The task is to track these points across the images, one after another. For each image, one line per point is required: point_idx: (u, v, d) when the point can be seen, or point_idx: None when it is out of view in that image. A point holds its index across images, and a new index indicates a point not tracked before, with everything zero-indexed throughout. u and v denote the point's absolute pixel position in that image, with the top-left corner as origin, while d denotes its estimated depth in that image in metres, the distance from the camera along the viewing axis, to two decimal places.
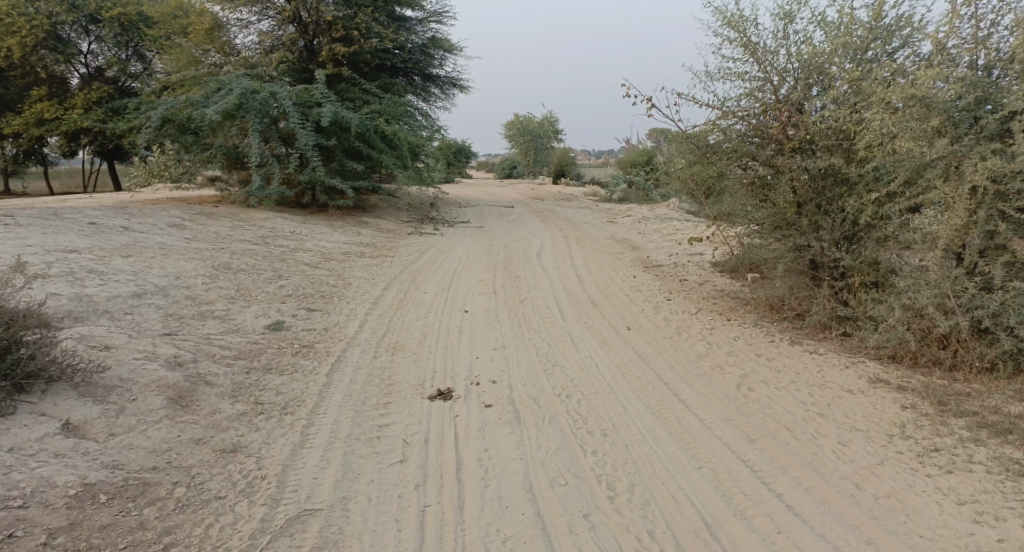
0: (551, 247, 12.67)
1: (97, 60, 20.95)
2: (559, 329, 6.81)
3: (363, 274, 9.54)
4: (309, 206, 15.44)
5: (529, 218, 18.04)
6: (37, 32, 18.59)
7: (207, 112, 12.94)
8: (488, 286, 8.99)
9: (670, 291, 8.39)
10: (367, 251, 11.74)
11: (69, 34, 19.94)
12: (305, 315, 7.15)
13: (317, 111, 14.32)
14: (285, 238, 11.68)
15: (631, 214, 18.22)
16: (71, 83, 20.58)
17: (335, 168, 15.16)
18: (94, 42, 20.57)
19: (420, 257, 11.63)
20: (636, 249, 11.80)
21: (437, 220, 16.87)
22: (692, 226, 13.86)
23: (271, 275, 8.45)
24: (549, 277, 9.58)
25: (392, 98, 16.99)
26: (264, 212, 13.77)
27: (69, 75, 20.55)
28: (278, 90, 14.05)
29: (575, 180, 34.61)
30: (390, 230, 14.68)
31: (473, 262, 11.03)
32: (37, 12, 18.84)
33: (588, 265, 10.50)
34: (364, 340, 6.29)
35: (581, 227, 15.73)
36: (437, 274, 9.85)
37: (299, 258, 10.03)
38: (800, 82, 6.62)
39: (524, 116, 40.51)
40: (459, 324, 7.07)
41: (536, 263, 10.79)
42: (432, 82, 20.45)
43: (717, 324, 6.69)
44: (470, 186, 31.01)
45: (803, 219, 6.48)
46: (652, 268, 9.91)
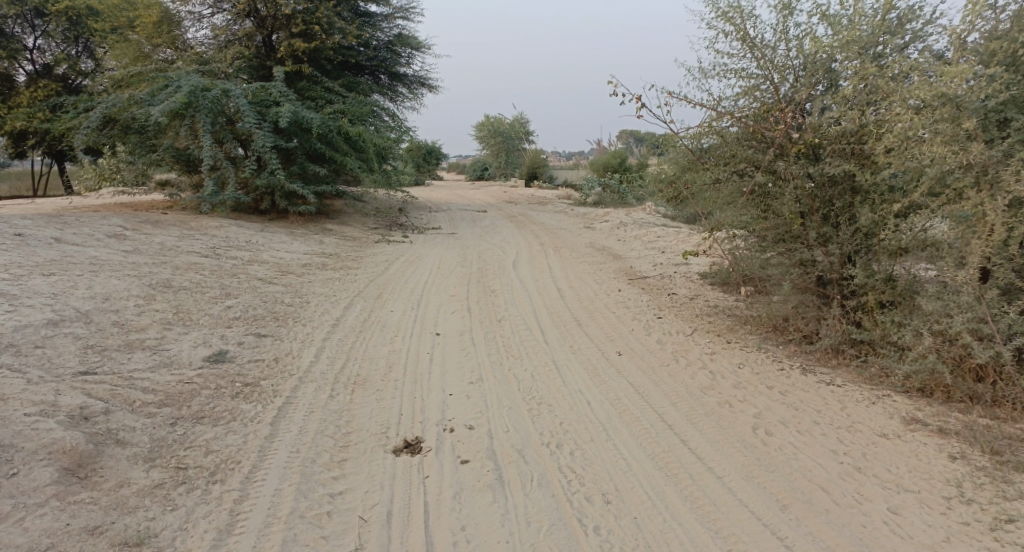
0: (527, 256, 11.91)
1: (44, 56, 19.66)
2: (542, 356, 6.07)
3: (323, 290, 8.69)
4: (267, 212, 14.50)
5: (502, 223, 17.28)
6: None
7: (152, 112, 11.94)
8: (461, 303, 8.22)
9: (660, 308, 7.69)
10: (328, 262, 10.89)
11: (14, 30, 18.75)
12: (252, 341, 6.29)
13: (274, 111, 13.36)
14: (236, 249, 10.78)
15: (608, 219, 17.58)
16: (17, 81, 19.42)
17: (295, 172, 14.21)
18: (42, 38, 19.40)
19: (386, 268, 10.81)
20: (618, 258, 11.10)
21: (405, 226, 16.04)
22: (674, 233, 13.21)
23: (217, 293, 7.58)
24: (526, 291, 8.84)
25: (357, 98, 16.09)
26: (217, 219, 12.84)
27: (16, 73, 19.40)
28: (231, 87, 13.07)
29: (547, 182, 33.98)
30: (354, 238, 13.81)
31: (443, 274, 10.25)
32: None
33: (568, 277, 9.78)
34: (319, 374, 5.47)
35: (557, 233, 15.02)
36: (405, 289, 9.05)
37: (252, 271, 9.15)
38: (802, 79, 5.79)
39: (495, 118, 39.80)
40: (429, 350, 6.31)
41: (512, 275, 10.04)
42: (399, 81, 19.58)
43: (717, 348, 5.98)
44: (439, 189, 30.18)
45: (809, 231, 5.73)
46: (637, 281, 9.21)
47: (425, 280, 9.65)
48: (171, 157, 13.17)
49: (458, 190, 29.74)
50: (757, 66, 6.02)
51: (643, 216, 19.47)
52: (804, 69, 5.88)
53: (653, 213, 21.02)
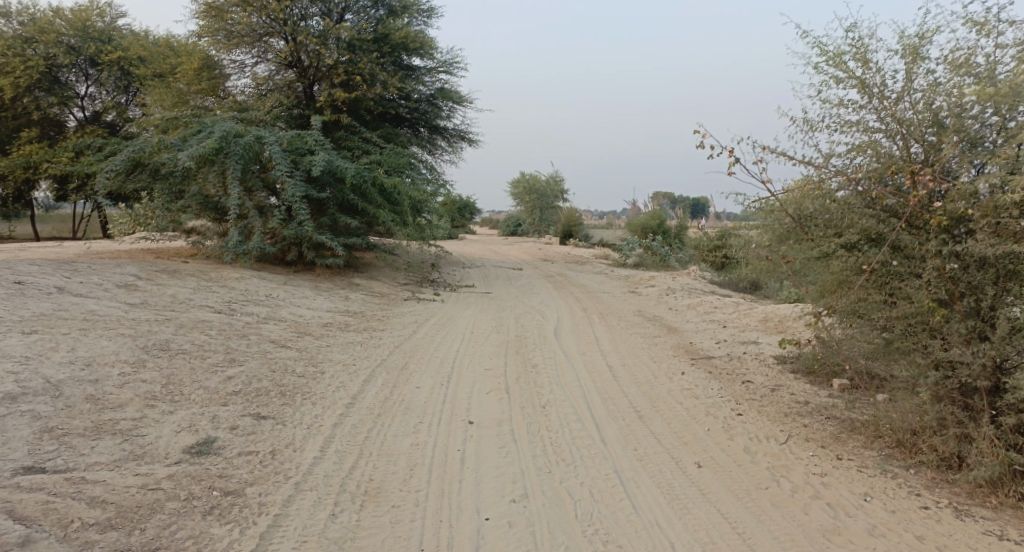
0: (570, 323, 10.82)
1: (94, 103, 19.46)
2: (600, 457, 4.97)
3: (343, 358, 7.57)
4: (293, 263, 13.65)
5: (540, 283, 16.25)
6: (33, 74, 17.24)
7: (179, 155, 11.20)
8: (499, 379, 7.10)
9: (738, 399, 6.53)
10: (353, 322, 9.90)
11: (67, 77, 18.58)
12: (251, 426, 5.14)
13: (309, 159, 12.64)
14: (254, 303, 9.88)
15: (654, 283, 16.44)
16: (67, 127, 19.19)
17: (326, 223, 13.40)
18: (94, 86, 19.20)
19: (415, 330, 9.77)
20: (674, 330, 9.92)
21: (438, 282, 15.08)
22: (731, 305, 12.04)
23: (221, 359, 6.54)
24: (573, 368, 7.71)
25: (395, 149, 15.39)
26: (239, 269, 12.01)
27: (66, 119, 19.17)
28: (265, 133, 12.37)
29: (584, 241, 32.96)
30: (383, 294, 12.88)
31: (477, 340, 9.13)
32: (35, 54, 17.60)
33: (618, 351, 8.63)
34: (320, 479, 4.34)
35: (600, 297, 13.92)
36: (434, 358, 7.93)
37: (267, 331, 8.16)
38: (939, 138, 4.79)
39: (531, 175, 39.17)
40: (462, 443, 5.20)
41: (554, 345, 8.91)
42: (439, 134, 18.88)
43: (828, 469, 4.84)
44: (474, 244, 29.30)
45: (953, 324, 4.67)
46: (701, 360, 8.03)
47: (457, 348, 8.56)
48: (197, 203, 12.37)
49: (493, 246, 28.87)
50: (879, 118, 5.01)
51: (688, 281, 18.32)
52: (938, 128, 4.86)
53: (697, 279, 19.86)
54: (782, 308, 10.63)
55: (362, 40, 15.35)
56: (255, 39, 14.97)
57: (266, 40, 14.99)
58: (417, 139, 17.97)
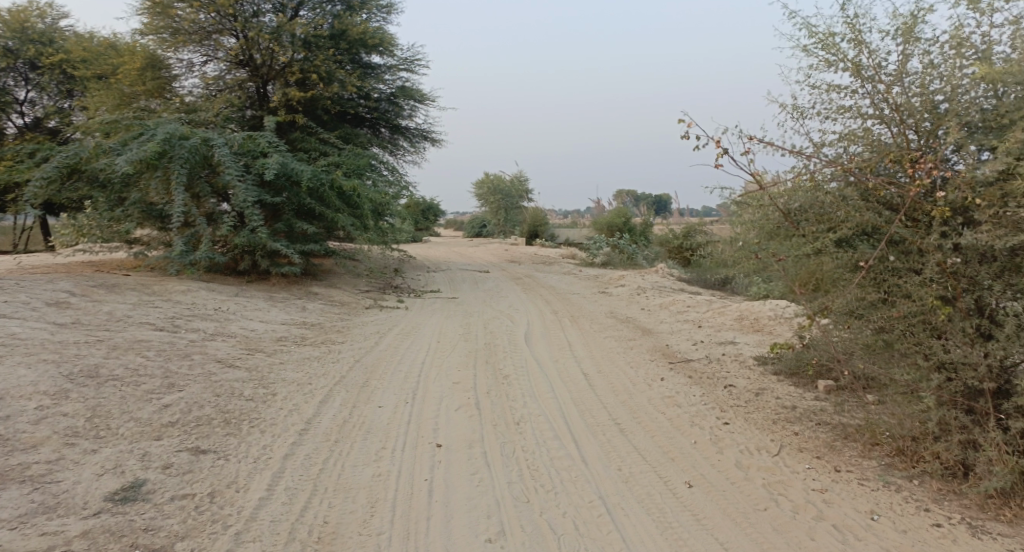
0: (541, 327, 10.34)
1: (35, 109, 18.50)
2: (582, 480, 4.50)
3: (296, 376, 7.00)
4: (246, 273, 12.96)
5: (507, 286, 15.74)
6: None
7: (116, 161, 10.51)
8: (468, 394, 6.58)
9: (722, 405, 6.04)
10: (310, 335, 9.31)
11: (6, 82, 17.63)
12: (188, 463, 4.60)
13: (260, 162, 12.01)
14: (201, 319, 9.24)
15: (624, 283, 16.05)
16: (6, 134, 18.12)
17: (281, 229, 12.73)
18: (35, 91, 18.24)
19: (378, 341, 9.22)
20: (649, 332, 9.49)
21: (401, 289, 14.50)
22: (705, 303, 11.68)
23: (158, 386, 5.95)
24: (546, 378, 7.23)
25: (353, 150, 14.79)
26: (186, 282, 11.32)
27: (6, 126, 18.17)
28: (213, 136, 11.72)
29: (549, 241, 32.62)
30: (342, 302, 12.26)
31: (444, 351, 8.60)
32: None
33: (593, 356, 8.18)
34: (266, 534, 3.84)
35: (570, 299, 13.48)
36: (398, 373, 7.38)
37: (214, 350, 7.55)
38: (937, 121, 4.46)
39: (495, 175, 38.69)
40: (429, 470, 4.68)
41: (525, 353, 8.41)
42: (401, 134, 18.29)
43: (825, 484, 4.34)
44: (439, 247, 28.74)
45: (957, 323, 4.27)
46: (680, 364, 7.57)
47: (422, 360, 8.01)
48: (139, 212, 11.63)
49: (460, 248, 28.34)
50: (872, 102, 4.68)
51: (658, 279, 17.98)
52: (938, 110, 4.51)
53: (666, 276, 19.55)
54: (758, 305, 10.30)
55: (318, 37, 14.71)
56: (204, 36, 14.23)
57: (215, 36, 14.25)
58: (378, 140, 17.37)
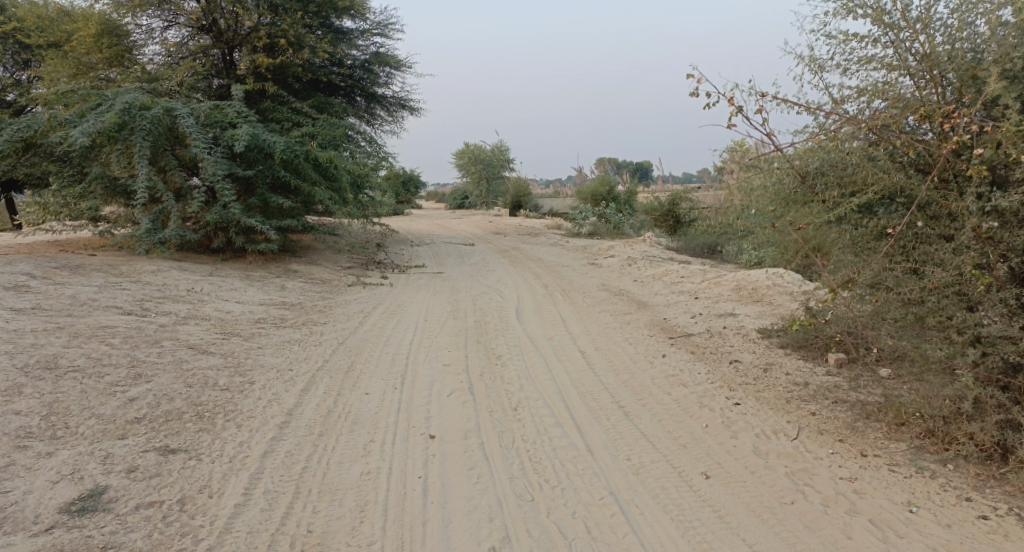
0: (532, 303, 9.95)
1: None
2: (590, 474, 4.15)
3: (277, 362, 6.55)
4: (221, 251, 12.43)
5: (493, 259, 15.33)
6: None
7: (73, 134, 9.92)
8: (461, 379, 6.20)
9: (732, 383, 5.69)
10: (289, 316, 8.86)
11: None
12: (154, 466, 4.17)
13: (229, 133, 11.50)
14: (171, 302, 8.78)
15: (612, 253, 15.69)
16: None
17: (255, 204, 12.20)
18: None
19: (362, 322, 8.79)
20: (645, 306, 9.15)
21: (384, 264, 14.04)
22: (698, 273, 11.35)
23: (123, 377, 5.50)
24: (543, 359, 6.85)
25: (328, 120, 14.20)
26: (157, 262, 10.80)
27: None
28: (177, 106, 11.18)
29: (533, 211, 32.15)
30: (323, 280, 11.79)
31: (433, 330, 8.19)
32: None
33: (590, 335, 7.81)
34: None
35: (559, 271, 13.11)
36: (384, 356, 6.97)
37: (186, 334, 7.09)
38: (971, 75, 4.08)
39: (475, 145, 38.05)
40: (423, 466, 4.31)
41: (518, 333, 8.02)
42: (377, 103, 17.65)
43: (853, 471, 4.00)
44: (421, 219, 28.22)
45: (995, 293, 3.90)
46: (681, 340, 7.21)
47: (410, 342, 7.60)
48: (102, 187, 11.00)
49: (442, 220, 27.85)
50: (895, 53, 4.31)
51: (645, 249, 17.66)
52: (971, 64, 4.14)
53: (653, 246, 19.26)
54: (754, 274, 9.99)
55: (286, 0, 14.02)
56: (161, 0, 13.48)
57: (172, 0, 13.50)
58: (354, 110, 16.76)
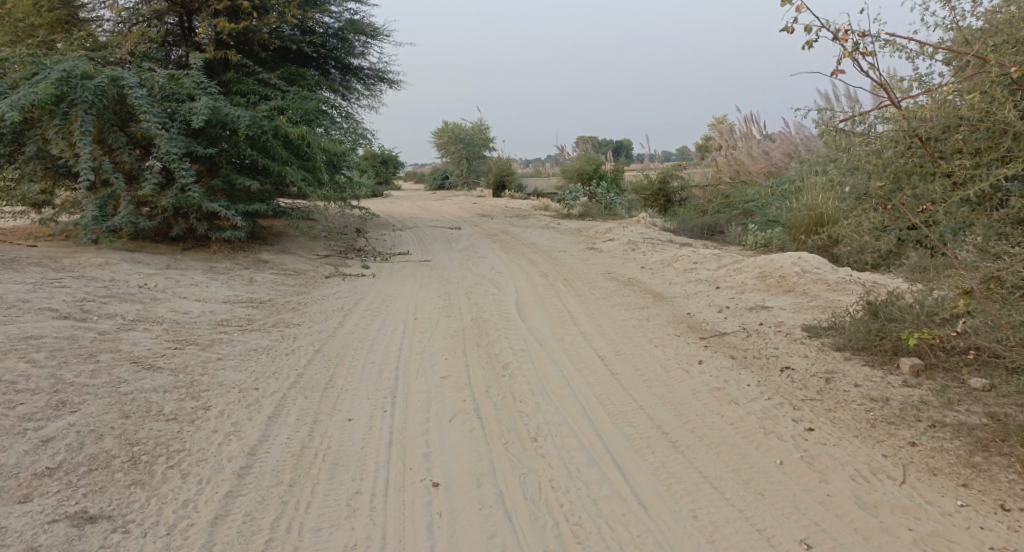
0: (534, 296, 8.97)
1: None
2: (652, 547, 3.31)
3: (239, 378, 5.49)
4: (182, 240, 11.28)
5: (483, 244, 14.25)
6: None
7: (1, 106, 8.73)
8: (463, 396, 5.24)
9: (794, 400, 4.66)
10: (258, 316, 7.75)
11: None
12: (62, 546, 3.30)
13: (186, 107, 10.33)
14: (120, 301, 7.66)
15: (610, 236, 14.69)
16: None
17: (218, 186, 11.02)
18: None
19: (343, 321, 7.73)
20: (662, 299, 8.17)
21: (365, 252, 12.92)
22: (712, 257, 10.35)
23: (41, 407, 4.49)
24: (558, 368, 5.88)
25: (300, 93, 12.99)
26: (108, 254, 9.62)
27: None
28: (124, 75, 9.98)
29: (517, 192, 31.06)
30: (299, 272, 10.68)
31: (425, 332, 7.20)
32: None
33: (605, 335, 6.86)
34: None
35: (556, 257, 12.09)
36: (371, 367, 5.96)
37: (133, 344, 5.97)
38: None
39: (454, 124, 36.79)
40: (428, 532, 3.51)
41: (523, 335, 7.05)
42: (353, 75, 16.37)
43: (1004, 537, 3.16)
44: (403, 201, 27.03)
45: None
46: (714, 342, 6.23)
47: (399, 347, 6.60)
48: (42, 168, 9.79)
49: (424, 202, 26.65)
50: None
51: (642, 230, 16.67)
52: None
53: (648, 226, 18.27)
54: (776, 258, 9.01)
55: None
56: None
57: None
58: (328, 84, 15.51)
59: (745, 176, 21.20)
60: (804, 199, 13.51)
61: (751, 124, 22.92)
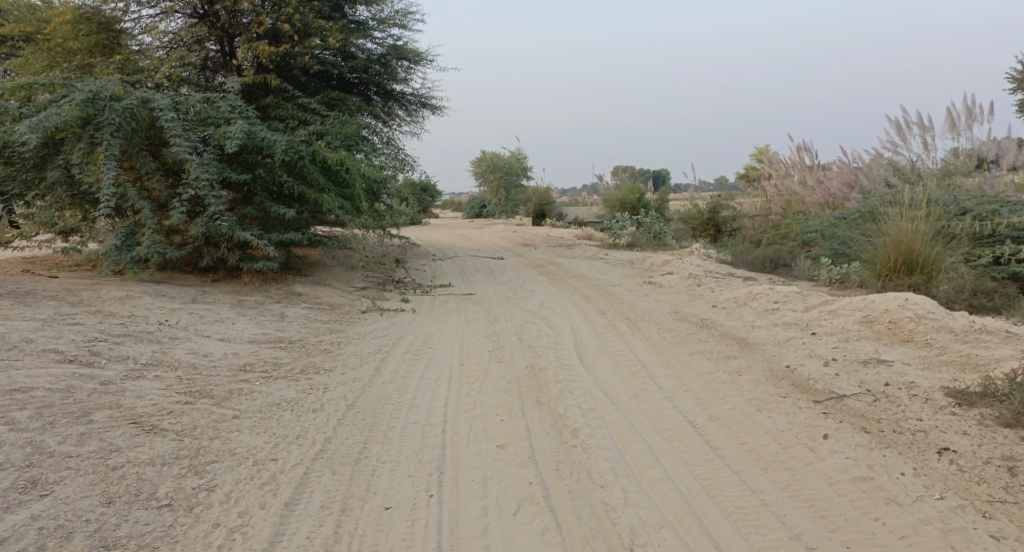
0: (594, 339, 7.87)
1: None
2: None
3: (253, 444, 4.50)
4: (211, 270, 10.49)
5: (529, 276, 13.23)
6: None
7: (22, 130, 8.02)
8: (527, 476, 4.17)
9: (978, 503, 3.54)
10: (287, 359, 6.80)
11: None
12: None
13: (220, 131, 9.63)
14: (134, 342, 6.76)
15: (668, 269, 13.57)
16: None
17: (251, 214, 10.20)
18: None
19: (382, 366, 6.74)
20: (748, 345, 7.02)
21: (405, 284, 12.01)
22: (793, 295, 9.15)
23: (5, 489, 3.54)
24: (640, 436, 4.79)
25: (339, 116, 12.24)
26: (129, 286, 8.81)
27: None
28: (155, 97, 9.27)
29: (557, 221, 30.05)
30: (335, 305, 9.79)
31: (474, 382, 6.16)
32: None
33: (689, 391, 5.73)
34: None
35: (614, 294, 11.02)
36: (412, 431, 4.93)
37: (138, 399, 5.02)
38: None
39: (493, 152, 36.00)
40: None
41: (590, 388, 5.97)
42: (395, 102, 15.60)
43: None
44: (441, 230, 26.15)
45: None
46: (834, 406, 5.07)
47: (444, 403, 5.56)
48: (68, 195, 9.00)
49: (463, 231, 25.72)
50: None
51: (700, 263, 15.52)
52: None
53: (704, 259, 17.07)
54: (877, 298, 7.81)
55: None
56: None
57: None
58: (371, 110, 14.76)
59: (801, 204, 19.94)
60: (883, 230, 12.26)
61: (804, 151, 21.69)
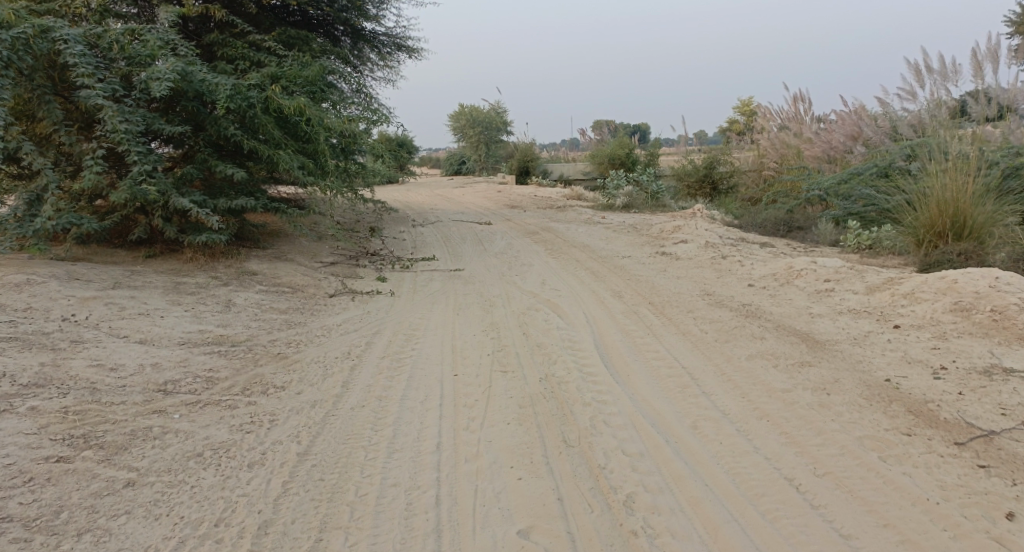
0: (618, 333, 6.35)
1: None
2: None
3: (145, 542, 3.17)
4: (150, 243, 8.85)
5: (523, 245, 11.64)
6: None
7: None
8: None
9: None
10: (224, 373, 5.22)
11: None
12: None
13: (146, 72, 7.86)
14: (19, 351, 5.15)
15: (677, 236, 12.07)
16: None
17: (192, 175, 8.48)
18: None
19: (352, 382, 5.19)
20: (818, 344, 5.53)
21: (381, 256, 10.37)
22: (846, 270, 7.65)
23: None
24: (726, 509, 3.42)
25: (299, 58, 10.39)
26: (35, 267, 7.11)
27: None
28: (58, 26, 7.52)
29: (541, 178, 28.29)
30: (296, 288, 8.16)
31: (476, 412, 4.65)
32: None
33: (766, 418, 4.27)
34: None
35: (625, 267, 9.51)
36: (399, 502, 3.53)
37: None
38: None
39: (471, 106, 33.98)
40: None
41: (632, 416, 4.49)
42: (366, 44, 13.71)
43: None
44: (421, 190, 24.35)
45: None
46: (989, 452, 3.59)
47: (438, 447, 4.07)
48: None
49: (443, 190, 23.91)
50: None
51: (709, 227, 14.03)
52: None
53: (710, 221, 15.58)
54: (961, 277, 6.33)
55: None
56: None
57: None
58: (339, 52, 12.93)
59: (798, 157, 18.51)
60: (918, 189, 10.81)
61: (800, 101, 20.06)
